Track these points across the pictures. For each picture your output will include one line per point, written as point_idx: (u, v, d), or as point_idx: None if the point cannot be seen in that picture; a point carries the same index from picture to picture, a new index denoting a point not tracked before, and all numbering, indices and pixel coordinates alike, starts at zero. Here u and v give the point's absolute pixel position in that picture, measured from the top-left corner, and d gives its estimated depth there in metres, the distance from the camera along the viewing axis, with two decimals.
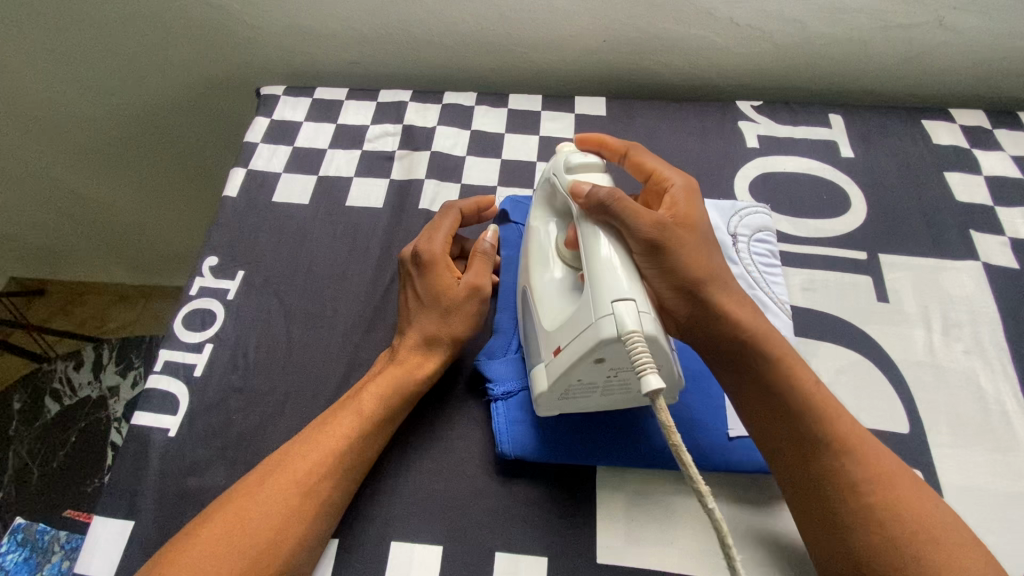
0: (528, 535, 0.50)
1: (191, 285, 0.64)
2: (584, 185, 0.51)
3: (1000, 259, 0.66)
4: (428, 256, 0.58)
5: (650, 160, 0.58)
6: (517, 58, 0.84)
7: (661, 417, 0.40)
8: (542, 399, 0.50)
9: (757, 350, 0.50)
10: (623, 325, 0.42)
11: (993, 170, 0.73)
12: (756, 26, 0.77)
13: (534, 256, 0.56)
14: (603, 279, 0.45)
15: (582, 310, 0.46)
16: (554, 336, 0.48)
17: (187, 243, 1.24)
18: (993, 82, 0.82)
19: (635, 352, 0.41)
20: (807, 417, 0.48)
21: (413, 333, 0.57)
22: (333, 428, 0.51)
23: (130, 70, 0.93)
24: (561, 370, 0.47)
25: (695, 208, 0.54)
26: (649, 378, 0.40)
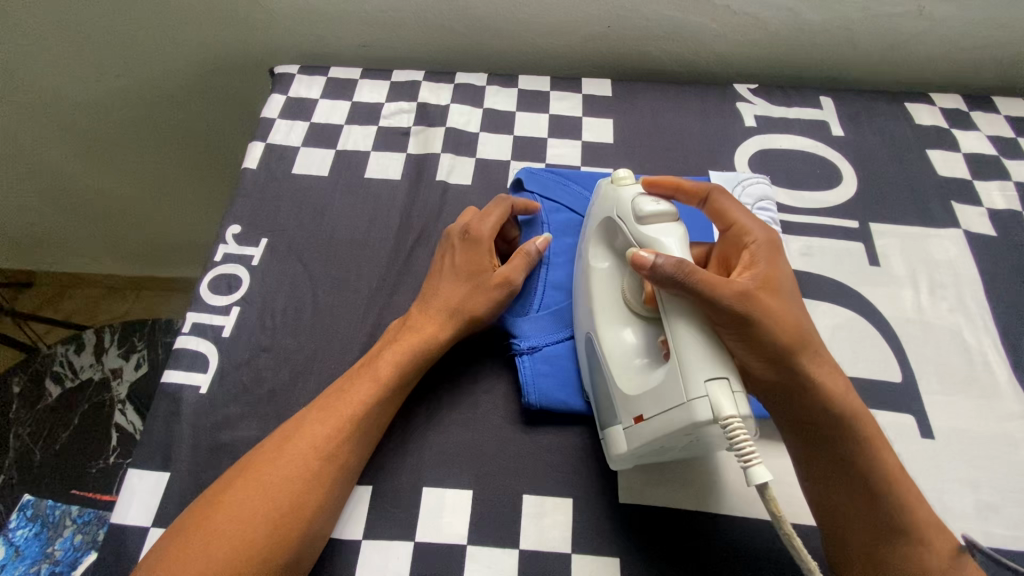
0: (553, 478, 0.53)
1: (215, 252, 0.66)
2: (643, 254, 0.46)
3: (979, 227, 0.71)
4: (478, 238, 0.59)
5: (733, 211, 0.53)
6: (524, 42, 0.88)
7: (769, 504, 0.39)
8: (617, 458, 0.49)
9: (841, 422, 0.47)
10: (719, 410, 0.40)
11: (970, 147, 0.79)
12: (751, 13, 0.81)
13: (601, 308, 0.53)
14: (695, 353, 0.43)
15: (670, 384, 0.44)
16: (635, 404, 0.47)
17: (182, 235, 1.22)
18: (967, 68, 0.88)
19: (736, 439, 0.40)
20: (877, 484, 0.47)
21: (436, 300, 0.58)
22: (348, 394, 0.52)
23: (137, 49, 0.93)
24: (645, 439, 0.45)
25: (777, 267, 0.49)
26: (756, 470, 0.39)
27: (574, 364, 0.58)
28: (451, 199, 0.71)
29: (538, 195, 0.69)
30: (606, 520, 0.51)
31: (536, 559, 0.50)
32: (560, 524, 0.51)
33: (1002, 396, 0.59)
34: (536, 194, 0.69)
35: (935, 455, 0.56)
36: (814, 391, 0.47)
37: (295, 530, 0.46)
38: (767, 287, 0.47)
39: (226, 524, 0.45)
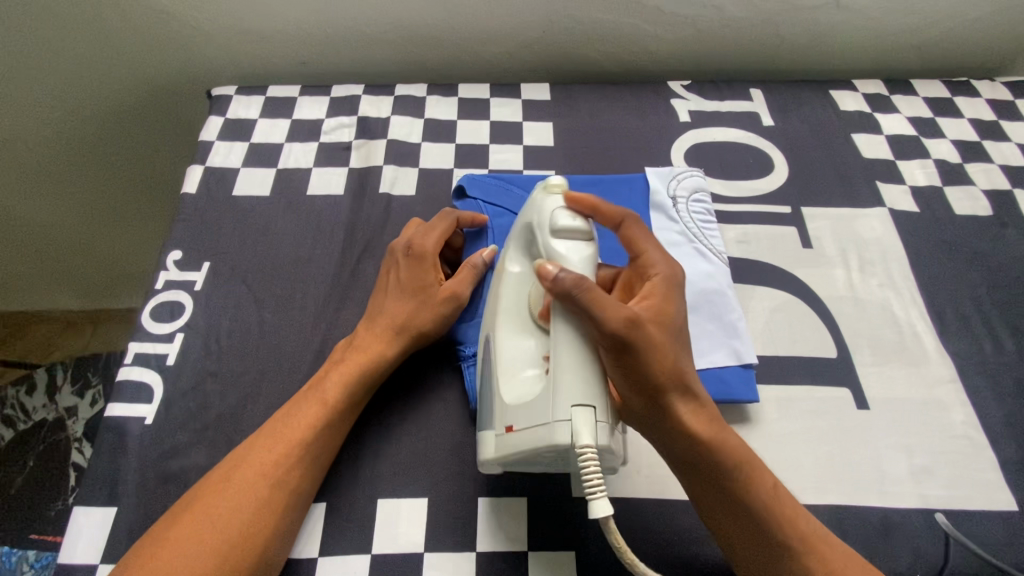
0: (506, 477, 0.54)
1: (156, 280, 0.65)
2: (549, 266, 0.45)
3: (903, 204, 0.75)
4: (422, 255, 0.59)
5: (645, 240, 0.53)
6: (463, 51, 0.89)
7: (612, 539, 0.40)
8: (488, 462, 0.50)
9: (726, 454, 0.47)
10: (578, 437, 0.41)
11: (892, 129, 0.83)
12: (679, 12, 0.84)
13: (506, 312, 0.52)
14: (568, 376, 0.43)
15: (542, 401, 0.44)
16: (508, 413, 0.47)
17: (140, 261, 1.19)
18: (885, 55, 0.93)
19: (586, 469, 0.40)
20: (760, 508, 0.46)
21: (383, 317, 0.57)
22: (295, 418, 0.51)
23: (71, 77, 0.91)
24: (511, 449, 0.46)
25: (672, 302, 0.50)
26: (598, 503, 0.40)
27: None
28: (396, 211, 0.71)
29: (482, 201, 0.69)
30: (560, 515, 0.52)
31: (493, 559, 0.50)
32: (515, 522, 0.52)
33: (929, 362, 0.63)
34: (479, 200, 0.70)
35: (870, 423, 0.59)
36: (692, 425, 0.47)
37: (247, 560, 0.45)
38: (654, 319, 0.47)
39: (173, 561, 0.43)
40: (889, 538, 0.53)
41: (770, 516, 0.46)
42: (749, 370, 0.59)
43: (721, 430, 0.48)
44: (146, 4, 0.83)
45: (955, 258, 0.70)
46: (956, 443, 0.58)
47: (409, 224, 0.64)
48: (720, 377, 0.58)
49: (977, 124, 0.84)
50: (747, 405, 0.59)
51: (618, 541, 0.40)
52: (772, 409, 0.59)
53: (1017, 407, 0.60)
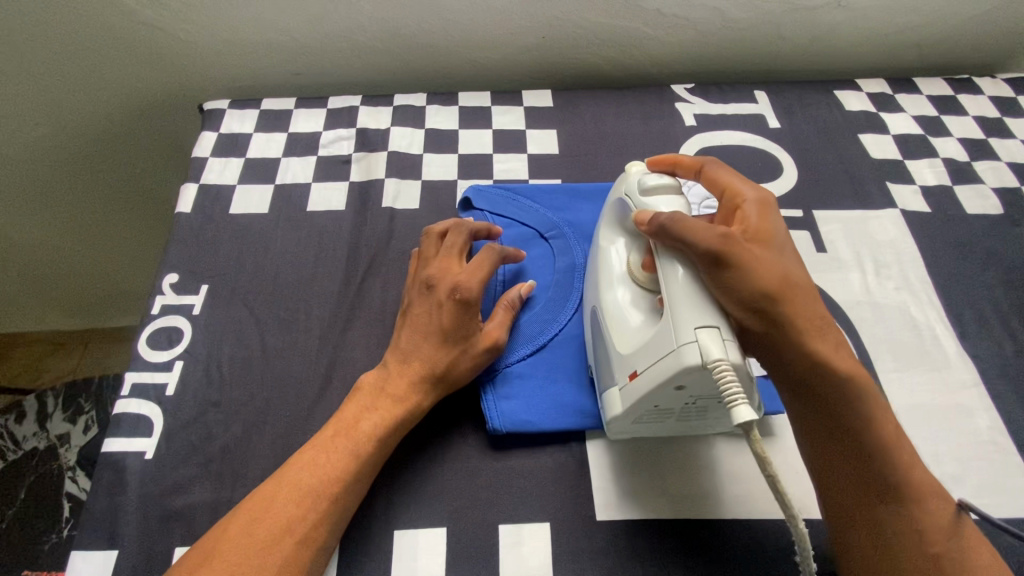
0: (526, 503, 0.52)
1: (152, 305, 0.62)
2: (646, 214, 0.50)
3: (914, 205, 0.74)
4: (469, 303, 0.54)
5: (728, 179, 0.53)
6: (461, 59, 0.87)
7: (757, 448, 0.39)
8: (615, 420, 0.50)
9: (837, 383, 0.46)
10: (708, 354, 0.41)
11: (898, 129, 0.82)
12: (681, 15, 0.83)
13: (606, 274, 0.54)
14: (686, 304, 0.44)
15: (662, 334, 0.44)
16: (630, 359, 0.47)
17: (133, 278, 1.15)
18: (887, 54, 0.92)
19: (723, 381, 0.40)
20: (866, 427, 0.46)
21: (418, 362, 0.53)
22: (322, 468, 0.48)
23: (60, 96, 0.88)
24: (637, 393, 0.46)
25: (766, 224, 0.50)
26: (739, 411, 0.39)
27: (538, 386, 0.56)
28: (400, 225, 0.69)
29: (488, 213, 0.68)
30: (584, 540, 0.50)
31: None
32: (539, 550, 0.50)
33: (950, 366, 0.61)
34: (485, 212, 0.68)
35: None
36: (805, 338, 0.46)
37: None
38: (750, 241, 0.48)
39: None
40: None
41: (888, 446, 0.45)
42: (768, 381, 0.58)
43: (836, 338, 0.48)
44: (133, 18, 0.80)
45: (969, 258, 0.69)
46: (983, 449, 0.57)
47: (445, 251, 0.59)
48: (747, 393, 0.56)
49: (982, 122, 0.83)
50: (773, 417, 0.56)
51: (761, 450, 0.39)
52: None
53: None
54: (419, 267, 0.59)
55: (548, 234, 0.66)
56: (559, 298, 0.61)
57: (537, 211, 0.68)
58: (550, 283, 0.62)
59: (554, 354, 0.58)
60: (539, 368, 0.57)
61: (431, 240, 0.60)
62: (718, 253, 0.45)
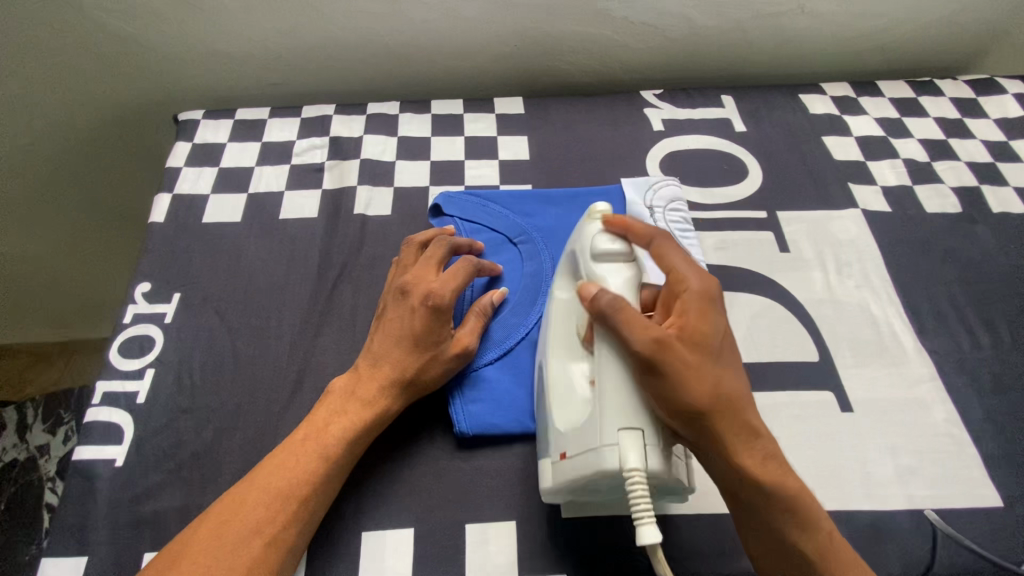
0: (493, 502, 0.53)
1: (124, 314, 0.63)
2: (590, 286, 0.47)
3: (875, 204, 0.76)
4: (441, 308, 0.53)
5: (680, 263, 0.49)
6: (435, 67, 0.88)
7: (660, 565, 0.41)
8: (546, 493, 0.50)
9: (769, 488, 0.45)
10: (626, 462, 0.41)
11: (861, 131, 0.84)
12: (648, 22, 0.85)
13: (557, 330, 0.53)
14: (611, 403, 0.43)
15: (590, 427, 0.44)
16: (562, 440, 0.47)
17: (112, 289, 1.14)
18: (851, 58, 0.95)
19: (633, 493, 0.41)
20: (793, 533, 0.45)
21: (389, 367, 0.54)
22: (292, 471, 0.49)
23: (35, 106, 0.88)
24: (564, 476, 0.46)
25: (708, 321, 0.46)
26: (644, 530, 0.40)
27: (506, 388, 0.57)
28: (371, 232, 0.70)
29: (458, 219, 0.69)
30: (549, 537, 0.51)
31: None
32: (505, 548, 0.51)
33: (908, 361, 0.63)
34: (456, 218, 0.69)
35: (854, 426, 0.59)
36: (737, 448, 0.45)
37: None
38: (690, 340, 0.45)
39: None
40: (879, 540, 0.53)
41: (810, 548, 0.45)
42: None
43: (769, 452, 0.46)
44: (108, 30, 0.81)
45: (928, 256, 0.71)
46: (938, 440, 0.58)
47: (423, 261, 0.58)
48: None
49: (942, 123, 0.86)
50: None
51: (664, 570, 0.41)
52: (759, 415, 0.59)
53: (996, 403, 0.61)
54: (397, 275, 0.60)
55: (516, 239, 0.68)
56: (527, 302, 0.63)
57: (506, 217, 0.70)
58: (518, 288, 0.64)
59: (520, 357, 0.59)
60: (506, 371, 0.58)
61: (411, 250, 0.60)
62: (651, 358, 0.42)
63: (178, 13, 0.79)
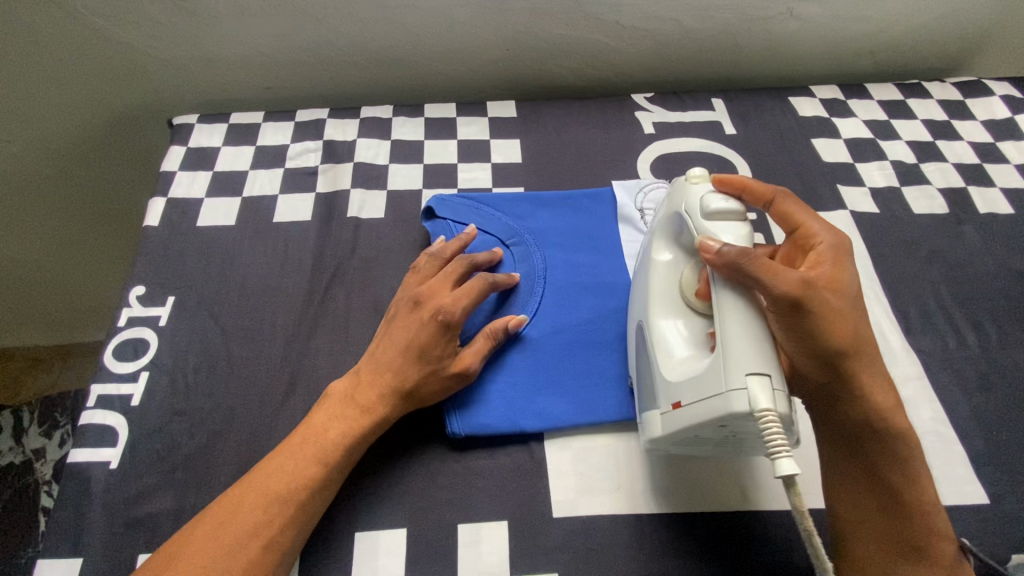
0: (485, 503, 0.53)
1: (118, 317, 0.63)
2: (710, 241, 0.47)
3: (863, 206, 0.77)
4: (450, 325, 0.56)
5: (798, 219, 0.52)
6: (428, 71, 0.89)
7: (795, 500, 0.40)
8: (654, 443, 0.51)
9: (880, 428, 0.50)
10: (758, 404, 0.41)
11: (849, 133, 0.85)
12: (639, 26, 0.86)
13: (660, 286, 0.54)
14: (742, 346, 0.43)
15: (710, 374, 0.44)
16: (677, 389, 0.47)
17: (106, 290, 1.16)
18: (840, 61, 0.96)
19: (769, 432, 0.40)
20: (898, 477, 0.49)
21: (390, 375, 0.55)
22: (290, 474, 0.49)
23: (29, 111, 0.89)
24: (680, 424, 0.46)
25: (844, 272, 0.50)
26: (783, 465, 0.39)
27: (499, 390, 0.58)
28: (365, 235, 0.71)
29: (451, 221, 0.69)
30: (541, 537, 0.52)
31: None
32: (497, 547, 0.51)
33: (895, 360, 0.64)
34: (448, 220, 0.69)
35: None
36: (858, 392, 0.49)
37: None
38: (832, 287, 0.48)
39: None
40: None
41: (907, 492, 0.49)
42: None
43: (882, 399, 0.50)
44: (102, 35, 0.82)
45: (916, 257, 0.72)
46: (925, 438, 0.59)
47: (442, 274, 0.60)
48: None
49: (930, 125, 0.87)
50: None
51: (799, 505, 0.40)
52: None
53: (983, 400, 0.62)
54: (412, 284, 0.61)
55: (509, 242, 0.68)
56: (520, 305, 0.63)
57: (499, 219, 0.70)
58: (512, 292, 0.65)
59: (515, 361, 0.60)
60: (500, 374, 0.59)
61: (432, 261, 0.62)
62: (795, 302, 0.44)
63: (172, 18, 0.80)
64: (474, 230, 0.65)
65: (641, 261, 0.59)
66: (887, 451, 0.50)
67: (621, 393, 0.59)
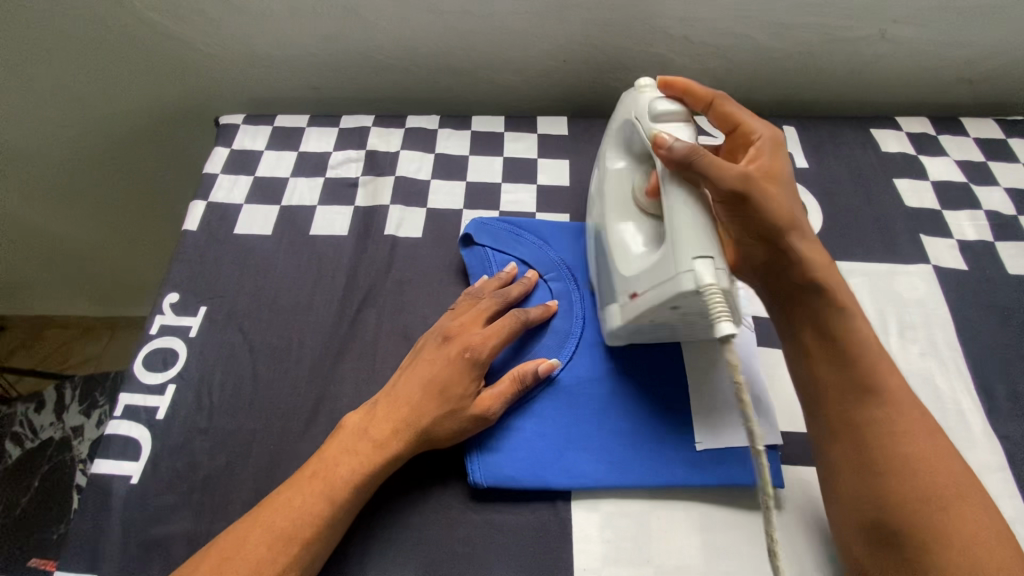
0: (503, 561, 0.50)
1: (152, 324, 0.63)
2: (663, 136, 0.49)
3: (949, 261, 0.69)
4: (477, 363, 0.53)
5: (738, 112, 0.57)
6: (479, 80, 0.85)
7: (729, 355, 0.43)
8: (614, 330, 0.55)
9: (829, 292, 0.52)
10: (702, 280, 0.44)
11: (938, 175, 0.76)
12: (709, 43, 0.79)
13: (614, 199, 0.59)
14: (689, 232, 0.46)
15: (664, 262, 0.48)
16: (633, 281, 0.51)
17: (153, 273, 1.18)
18: (933, 90, 0.87)
19: (712, 302, 0.44)
20: (862, 335, 0.51)
21: (407, 410, 0.52)
22: (293, 516, 0.47)
23: (85, 99, 0.90)
24: (638, 311, 0.50)
25: (778, 159, 0.55)
26: (723, 325, 0.43)
27: (519, 438, 0.54)
28: (400, 254, 0.68)
29: (489, 249, 0.66)
30: None
31: None
32: None
33: (975, 446, 0.56)
34: (487, 248, 0.66)
35: None
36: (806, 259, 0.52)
37: None
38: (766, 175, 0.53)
39: None
40: None
41: (864, 352, 0.51)
42: (773, 451, 0.54)
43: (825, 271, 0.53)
44: (156, 29, 0.82)
45: (1007, 325, 0.64)
46: None
47: (474, 309, 0.58)
48: (742, 464, 0.53)
49: None
50: (773, 489, 0.54)
51: (733, 361, 0.43)
52: (800, 492, 0.54)
53: None
54: (444, 318, 0.59)
55: (547, 275, 0.65)
56: (556, 344, 0.60)
57: (540, 251, 0.66)
58: (546, 328, 0.61)
59: (543, 405, 0.56)
60: (526, 419, 0.55)
61: (466, 298, 0.60)
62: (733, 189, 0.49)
63: (225, 14, 0.78)
64: (514, 267, 0.63)
65: (598, 172, 0.64)
66: (834, 309, 0.52)
67: (656, 454, 0.54)
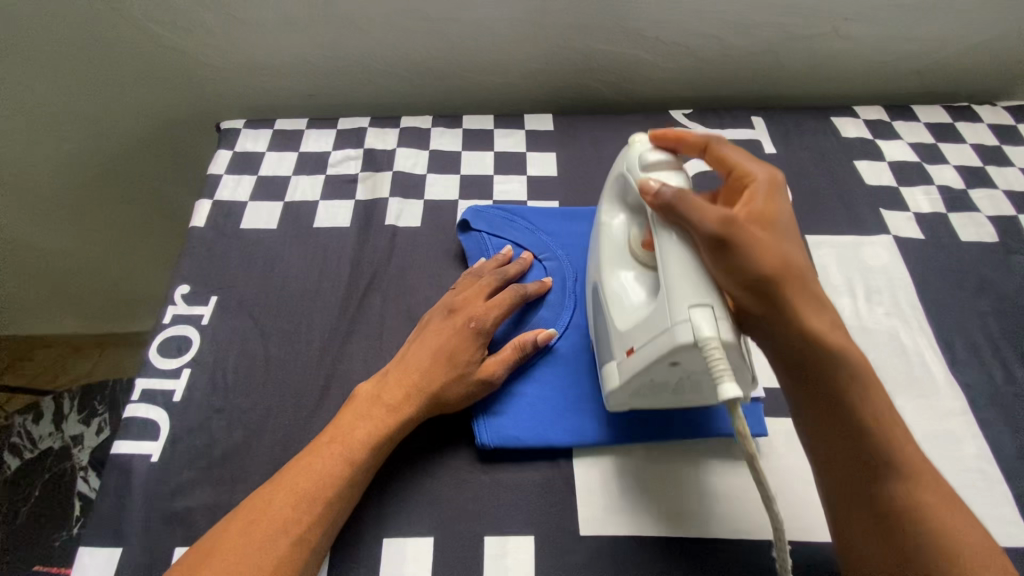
0: (511, 514, 0.53)
1: (164, 314, 0.66)
2: (652, 183, 0.51)
3: (907, 231, 0.75)
4: (482, 333, 0.57)
5: (734, 155, 0.53)
6: (468, 83, 0.90)
7: (738, 422, 0.43)
8: (615, 397, 0.54)
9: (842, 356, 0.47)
10: (699, 332, 0.44)
11: (894, 156, 0.83)
12: (679, 43, 0.86)
13: (608, 253, 0.58)
14: (680, 280, 0.47)
15: (657, 313, 0.48)
16: (628, 337, 0.52)
17: (148, 285, 1.19)
18: (887, 82, 0.94)
19: (712, 358, 0.44)
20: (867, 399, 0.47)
21: (417, 377, 0.55)
22: (316, 473, 0.50)
23: (86, 110, 0.93)
24: (633, 369, 0.50)
25: (777, 202, 0.50)
26: (725, 387, 0.42)
27: (523, 402, 0.58)
28: (401, 242, 0.72)
29: (486, 233, 0.70)
30: (569, 554, 0.51)
31: None
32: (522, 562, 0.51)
33: (939, 393, 0.61)
34: (483, 233, 0.70)
35: None
36: (808, 312, 0.48)
37: None
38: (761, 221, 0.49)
39: None
40: None
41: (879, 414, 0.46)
42: (756, 404, 0.59)
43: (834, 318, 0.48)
44: (157, 41, 0.86)
45: (961, 286, 0.70)
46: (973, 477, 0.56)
47: (477, 286, 0.62)
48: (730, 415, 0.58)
49: (979, 149, 0.84)
50: (758, 438, 0.58)
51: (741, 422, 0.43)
52: (784, 441, 0.58)
53: None
54: (448, 295, 0.63)
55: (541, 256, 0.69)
56: (552, 316, 0.64)
57: (532, 233, 0.71)
58: (542, 303, 0.65)
59: (543, 372, 0.60)
60: (529, 385, 0.59)
61: (468, 277, 0.64)
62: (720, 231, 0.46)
63: (225, 26, 0.83)
64: (509, 249, 0.67)
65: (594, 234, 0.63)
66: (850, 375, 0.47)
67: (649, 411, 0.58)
